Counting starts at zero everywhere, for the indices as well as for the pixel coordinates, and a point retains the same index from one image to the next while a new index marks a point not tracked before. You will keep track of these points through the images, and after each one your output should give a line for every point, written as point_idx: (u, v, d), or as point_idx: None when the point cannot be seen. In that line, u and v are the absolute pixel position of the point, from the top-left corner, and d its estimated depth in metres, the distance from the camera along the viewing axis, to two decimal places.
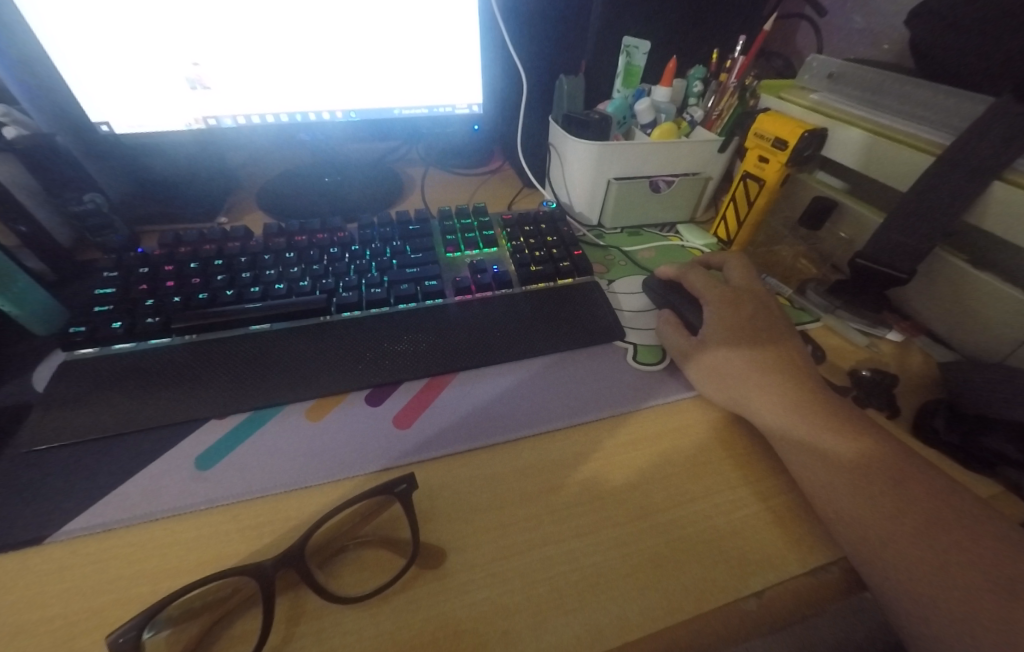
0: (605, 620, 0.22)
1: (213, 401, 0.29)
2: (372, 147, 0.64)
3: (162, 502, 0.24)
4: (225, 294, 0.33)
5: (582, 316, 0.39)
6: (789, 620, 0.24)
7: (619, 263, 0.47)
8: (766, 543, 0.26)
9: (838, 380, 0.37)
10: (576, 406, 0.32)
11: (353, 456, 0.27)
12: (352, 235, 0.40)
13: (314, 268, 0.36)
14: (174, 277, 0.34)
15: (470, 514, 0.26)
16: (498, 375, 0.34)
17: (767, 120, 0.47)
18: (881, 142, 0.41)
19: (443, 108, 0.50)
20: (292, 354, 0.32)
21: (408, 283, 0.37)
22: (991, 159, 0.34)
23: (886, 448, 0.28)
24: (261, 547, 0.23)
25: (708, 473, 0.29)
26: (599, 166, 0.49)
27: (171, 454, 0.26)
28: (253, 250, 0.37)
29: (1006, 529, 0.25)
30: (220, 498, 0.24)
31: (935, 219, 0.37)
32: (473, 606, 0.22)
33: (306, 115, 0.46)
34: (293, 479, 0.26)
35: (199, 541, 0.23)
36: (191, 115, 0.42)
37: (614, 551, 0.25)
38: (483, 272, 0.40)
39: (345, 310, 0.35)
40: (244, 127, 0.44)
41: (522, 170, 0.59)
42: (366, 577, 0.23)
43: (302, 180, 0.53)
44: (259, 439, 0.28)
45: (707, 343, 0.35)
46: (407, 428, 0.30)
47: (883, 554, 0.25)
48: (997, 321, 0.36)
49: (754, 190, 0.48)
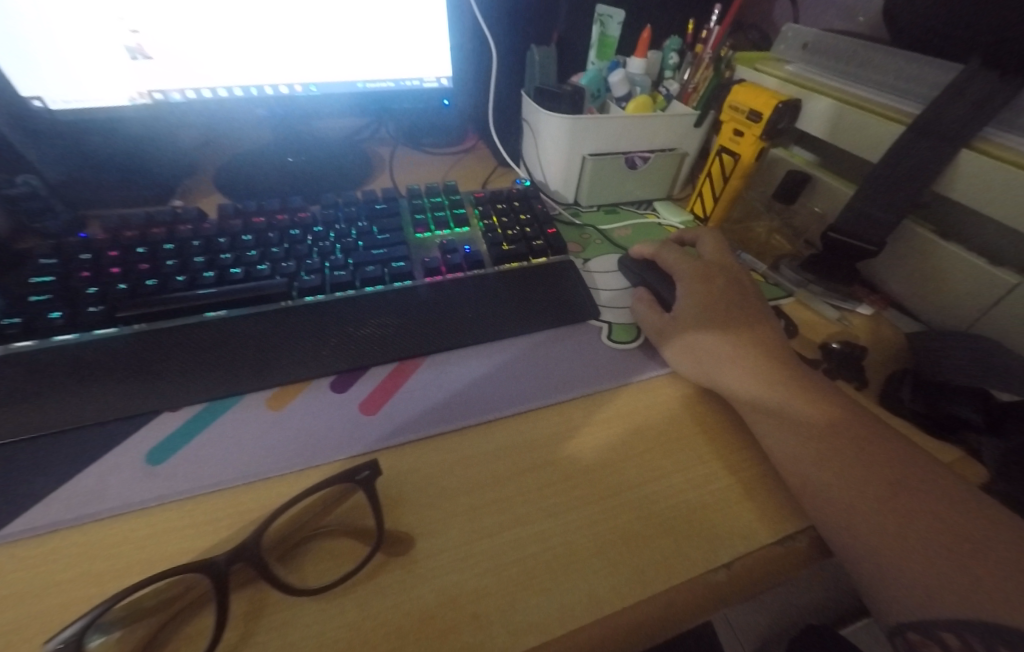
0: (574, 599, 0.22)
1: (166, 392, 0.28)
2: (339, 124, 0.61)
3: (111, 500, 0.23)
4: (176, 280, 0.32)
5: (555, 295, 0.38)
6: (757, 589, 0.24)
7: (595, 241, 0.47)
8: (736, 516, 0.26)
9: (809, 353, 0.37)
10: (549, 386, 0.32)
11: (317, 445, 0.27)
12: (315, 216, 0.39)
13: (273, 251, 0.35)
14: (120, 263, 0.32)
15: (439, 499, 0.25)
16: (469, 358, 0.33)
17: (742, 91, 0.46)
18: (853, 114, 0.41)
19: (410, 82, 0.48)
20: (251, 340, 0.31)
21: (375, 265, 0.36)
22: (960, 128, 0.34)
23: (853, 418, 0.29)
24: (219, 541, 0.22)
25: (680, 448, 0.29)
26: (573, 141, 0.48)
27: (120, 450, 0.25)
28: (206, 233, 0.35)
29: (967, 492, 0.25)
30: (175, 493, 0.24)
31: (905, 190, 0.37)
32: (441, 592, 0.22)
33: (261, 89, 0.43)
34: (253, 470, 0.25)
35: (154, 538, 0.22)
36: (135, 89, 0.39)
37: (584, 530, 0.25)
38: (454, 252, 0.38)
39: (308, 294, 0.34)
40: (194, 102, 0.41)
41: (496, 147, 0.58)
42: (329, 567, 0.22)
43: (263, 160, 0.50)
44: (215, 430, 0.27)
45: (678, 320, 0.35)
46: (373, 414, 0.29)
47: (848, 520, 0.25)
48: (962, 290, 0.37)
49: (729, 165, 0.48)
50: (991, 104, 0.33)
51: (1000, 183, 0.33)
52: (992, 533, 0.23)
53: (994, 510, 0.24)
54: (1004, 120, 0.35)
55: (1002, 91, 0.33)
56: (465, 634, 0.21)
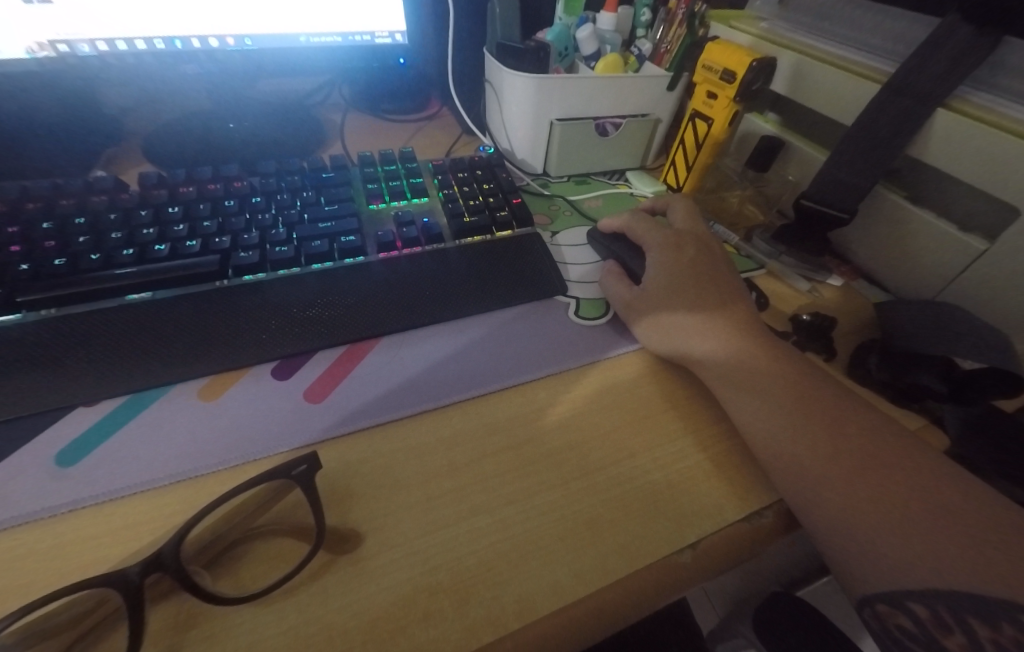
0: (534, 589, 0.21)
1: (80, 384, 0.25)
2: (288, 87, 0.56)
3: (12, 508, 0.21)
4: (88, 259, 0.29)
5: (519, 269, 0.36)
6: (723, 568, 0.23)
7: (564, 213, 0.44)
8: (703, 494, 0.25)
9: (780, 326, 0.36)
10: (511, 367, 0.30)
11: (254, 437, 0.24)
12: (253, 185, 0.35)
13: (204, 225, 0.32)
14: (23, 241, 0.29)
15: (388, 491, 0.23)
16: (427, 339, 0.31)
17: (715, 49, 0.43)
18: (830, 73, 0.39)
19: (359, 36, 0.44)
20: (182, 324, 0.28)
21: (321, 239, 0.33)
22: (935, 86, 0.33)
23: (822, 389, 0.28)
24: (140, 548, 0.20)
25: (648, 426, 0.28)
26: (540, 104, 0.45)
27: (24, 451, 0.23)
28: (125, 204, 0.32)
29: (938, 462, 0.24)
30: (87, 498, 0.21)
31: (878, 153, 0.36)
32: (391, 591, 0.20)
33: (187, 42, 0.39)
34: (179, 468, 0.23)
35: (64, 548, 0.20)
36: (33, 38, 0.34)
37: (547, 515, 0.23)
38: (409, 225, 0.36)
39: (245, 273, 0.31)
40: (108, 56, 0.37)
41: (459, 114, 0.54)
42: (266, 570, 0.20)
43: (198, 126, 0.46)
44: (138, 425, 0.24)
45: (647, 294, 0.33)
46: (319, 402, 0.27)
47: (818, 493, 0.24)
48: (931, 256, 0.36)
49: (702, 130, 0.46)
50: (969, 59, 0.32)
51: (975, 144, 0.32)
52: (963, 502, 0.22)
53: (962, 478, 0.24)
54: (980, 77, 0.34)
55: (979, 45, 0.32)
56: (415, 634, 0.19)
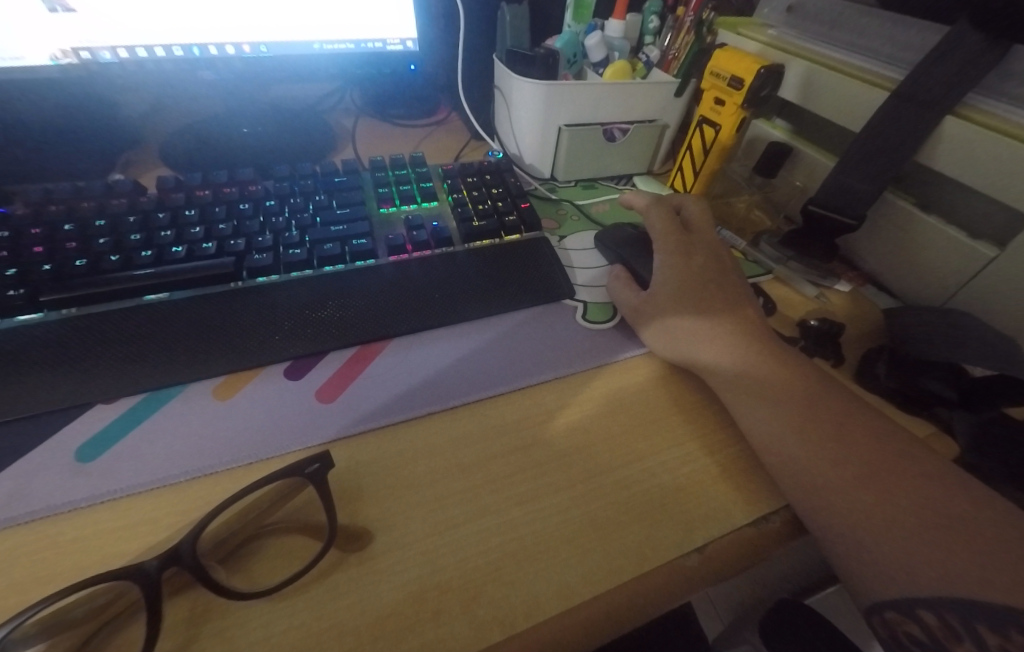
0: (541, 590, 0.21)
1: (98, 384, 0.25)
2: (301, 93, 0.57)
3: (34, 503, 0.21)
4: (108, 260, 0.29)
5: (529, 273, 0.36)
6: (730, 571, 0.23)
7: (572, 217, 0.44)
8: (711, 496, 0.25)
9: (787, 330, 0.36)
10: (520, 370, 0.30)
11: (266, 436, 0.25)
12: (266, 189, 0.36)
13: (219, 228, 0.32)
14: (45, 241, 0.30)
15: (397, 490, 0.24)
16: (437, 342, 0.31)
17: (722, 56, 0.44)
18: (838, 80, 0.40)
19: (371, 43, 0.45)
20: (195, 324, 0.29)
21: (333, 242, 0.34)
22: (943, 93, 0.33)
23: (829, 394, 0.28)
24: (155, 543, 0.20)
25: (655, 430, 0.28)
26: (548, 109, 0.46)
27: (43, 448, 0.23)
28: (143, 207, 0.33)
29: (946, 468, 0.24)
30: (105, 494, 0.22)
31: (886, 160, 0.36)
32: (401, 589, 0.20)
33: (204, 49, 0.40)
34: (193, 465, 0.23)
35: (83, 542, 0.20)
36: (57, 46, 0.35)
37: (555, 517, 0.23)
38: (420, 229, 0.36)
39: (259, 275, 0.32)
40: (128, 62, 0.38)
41: (468, 119, 0.55)
42: (278, 566, 0.21)
43: (213, 130, 0.47)
44: (153, 423, 0.25)
45: (655, 298, 0.33)
46: (330, 402, 0.27)
47: (826, 499, 0.24)
48: (940, 263, 0.36)
49: (709, 136, 0.46)
50: (977, 67, 0.32)
51: (983, 151, 0.32)
52: (971, 509, 0.22)
53: (970, 485, 0.23)
54: (988, 84, 0.34)
55: (987, 53, 0.32)
56: (424, 632, 0.19)
